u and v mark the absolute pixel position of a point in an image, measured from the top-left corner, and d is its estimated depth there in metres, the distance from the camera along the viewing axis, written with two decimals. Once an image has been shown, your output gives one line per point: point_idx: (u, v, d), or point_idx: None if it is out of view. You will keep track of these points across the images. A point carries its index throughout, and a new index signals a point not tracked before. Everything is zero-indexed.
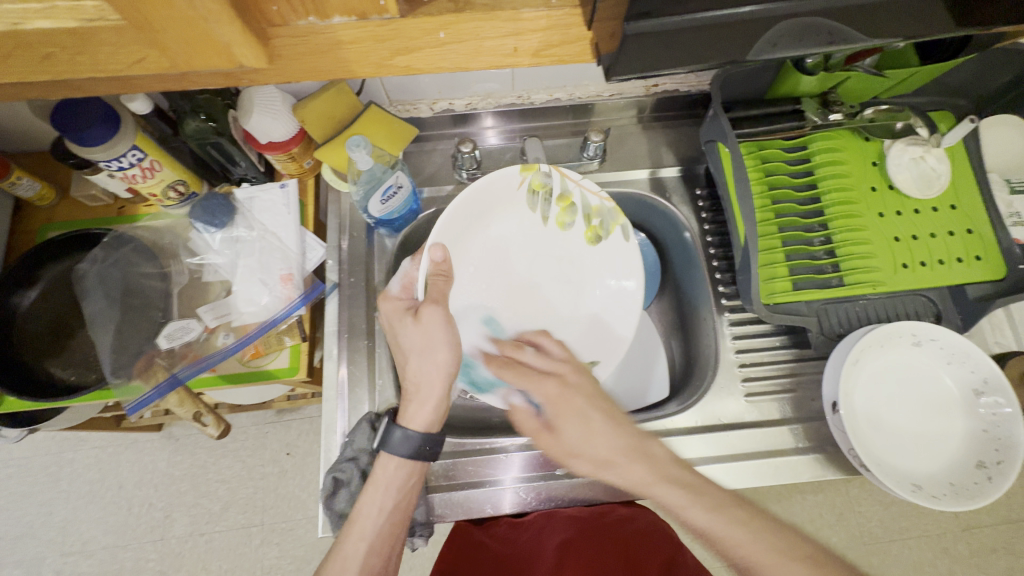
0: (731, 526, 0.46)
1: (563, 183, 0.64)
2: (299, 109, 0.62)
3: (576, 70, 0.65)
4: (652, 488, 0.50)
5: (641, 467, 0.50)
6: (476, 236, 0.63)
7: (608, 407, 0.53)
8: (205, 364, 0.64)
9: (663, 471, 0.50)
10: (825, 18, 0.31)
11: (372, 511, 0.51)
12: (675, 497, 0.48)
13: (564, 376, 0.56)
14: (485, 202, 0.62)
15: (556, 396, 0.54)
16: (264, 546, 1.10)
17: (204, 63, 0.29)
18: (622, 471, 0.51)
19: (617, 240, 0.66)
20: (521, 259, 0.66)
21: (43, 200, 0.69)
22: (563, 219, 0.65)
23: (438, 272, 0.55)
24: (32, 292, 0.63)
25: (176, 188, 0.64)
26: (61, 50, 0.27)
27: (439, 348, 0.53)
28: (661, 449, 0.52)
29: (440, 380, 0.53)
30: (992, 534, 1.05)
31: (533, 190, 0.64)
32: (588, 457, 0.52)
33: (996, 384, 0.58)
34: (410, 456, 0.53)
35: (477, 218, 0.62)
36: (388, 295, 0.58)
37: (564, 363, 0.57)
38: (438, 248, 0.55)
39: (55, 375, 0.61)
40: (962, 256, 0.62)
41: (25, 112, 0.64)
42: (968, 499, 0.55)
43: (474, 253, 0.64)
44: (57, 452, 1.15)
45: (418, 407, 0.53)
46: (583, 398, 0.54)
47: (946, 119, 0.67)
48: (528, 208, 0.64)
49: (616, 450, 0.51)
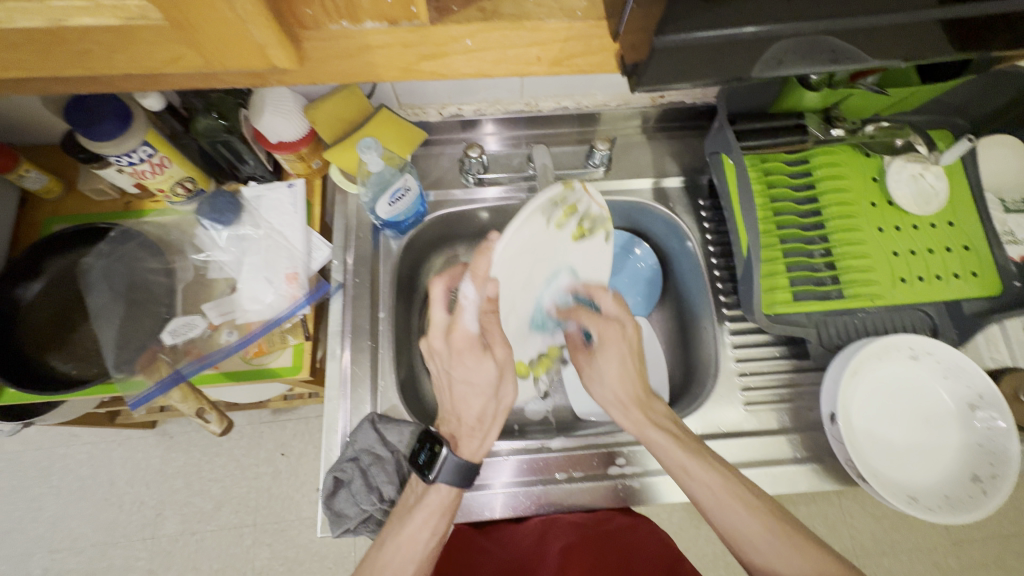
0: (699, 467, 0.54)
1: (581, 192, 0.57)
2: (310, 111, 0.63)
3: (584, 79, 0.66)
4: (644, 433, 0.58)
5: (639, 412, 0.60)
6: (501, 251, 0.51)
7: (638, 364, 0.63)
8: (209, 361, 0.64)
9: (652, 418, 0.60)
10: (835, 37, 0.31)
11: (424, 536, 0.53)
12: (661, 440, 0.57)
13: (625, 328, 0.63)
14: (520, 224, 0.51)
15: (610, 339, 0.63)
16: (256, 546, 1.09)
17: (236, 62, 0.29)
18: (626, 413, 0.61)
19: (597, 242, 0.63)
20: (528, 268, 0.57)
21: (49, 193, 0.69)
22: (563, 222, 0.57)
23: (490, 309, 0.53)
24: (36, 285, 0.63)
25: (184, 185, 0.65)
26: (100, 47, 0.28)
27: (509, 389, 0.57)
28: (660, 408, 0.61)
29: (501, 415, 0.57)
30: (982, 548, 1.06)
31: (552, 201, 0.54)
32: (608, 390, 0.63)
33: (991, 399, 0.58)
34: (462, 483, 0.55)
35: (510, 238, 0.51)
36: (459, 330, 0.51)
37: (625, 317, 0.63)
38: (492, 283, 0.51)
39: (57, 368, 0.61)
40: (959, 272, 0.63)
41: (36, 105, 0.64)
42: (963, 512, 0.56)
43: (505, 278, 0.54)
44: (48, 448, 1.14)
45: (479, 440, 0.56)
46: (627, 348, 0.63)
47: (944, 138, 0.68)
48: (542, 218, 0.54)
49: (626, 394, 0.62)
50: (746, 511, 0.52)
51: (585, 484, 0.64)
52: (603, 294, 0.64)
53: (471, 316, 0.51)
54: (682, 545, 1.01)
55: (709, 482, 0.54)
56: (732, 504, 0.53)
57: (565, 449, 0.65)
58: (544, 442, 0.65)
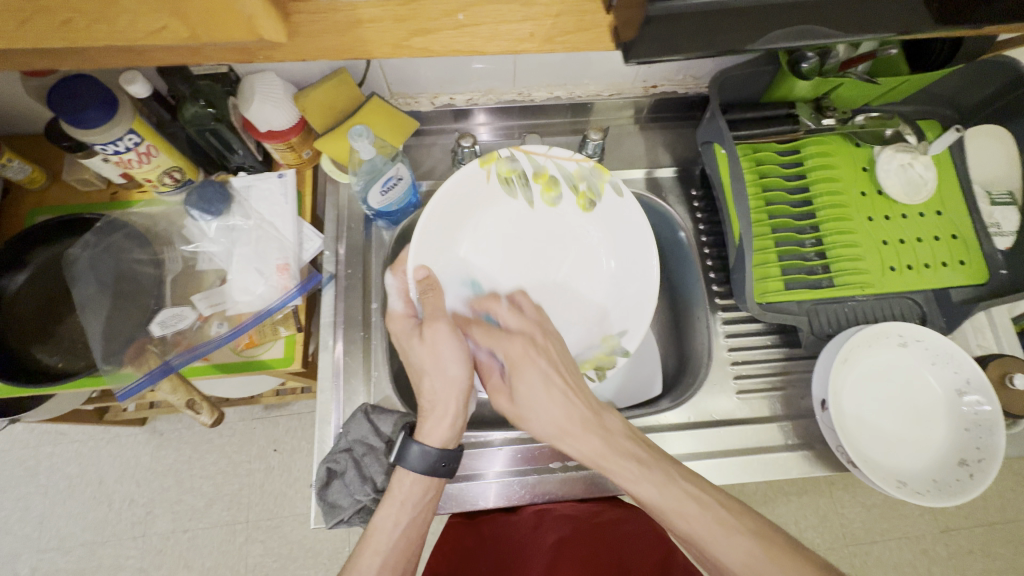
0: (672, 496, 0.50)
1: (532, 161, 0.63)
2: (300, 99, 0.61)
3: (577, 68, 0.66)
4: (602, 458, 0.53)
5: (592, 437, 0.53)
6: (464, 232, 0.63)
7: (570, 376, 0.55)
8: (198, 353, 0.64)
9: (611, 442, 0.53)
10: (820, 25, 0.32)
11: (388, 528, 0.52)
12: (627, 471, 0.52)
13: (533, 338, 0.56)
14: (458, 201, 0.61)
15: (520, 356, 0.55)
16: (248, 543, 1.08)
17: (224, 35, 0.29)
18: (576, 442, 0.54)
19: (611, 199, 0.64)
20: (518, 244, 0.65)
21: (33, 183, 0.68)
22: (547, 197, 0.65)
23: (427, 287, 0.55)
24: (21, 276, 0.62)
25: (173, 175, 0.64)
26: (82, 16, 0.27)
27: (451, 364, 0.53)
28: (614, 422, 0.55)
29: (455, 395, 0.54)
30: (969, 536, 1.08)
31: (506, 178, 0.63)
32: (541, 419, 0.54)
33: (977, 384, 0.59)
34: (426, 473, 0.53)
35: (458, 217, 0.62)
36: (392, 314, 0.58)
37: (532, 326, 0.57)
38: (422, 267, 0.57)
39: (42, 362, 0.60)
40: (947, 261, 0.64)
41: (19, 93, 0.63)
42: (951, 494, 0.57)
43: (471, 253, 0.63)
44: (35, 446, 1.12)
45: (434, 422, 0.54)
46: (545, 361, 0.55)
47: (932, 127, 0.69)
48: (508, 198, 0.64)
49: (565, 419, 0.54)
50: (730, 534, 0.48)
51: (579, 473, 0.63)
52: (496, 304, 0.59)
53: (397, 297, 0.58)
54: None
55: (688, 515, 0.49)
56: (713, 534, 0.48)
57: None
58: None
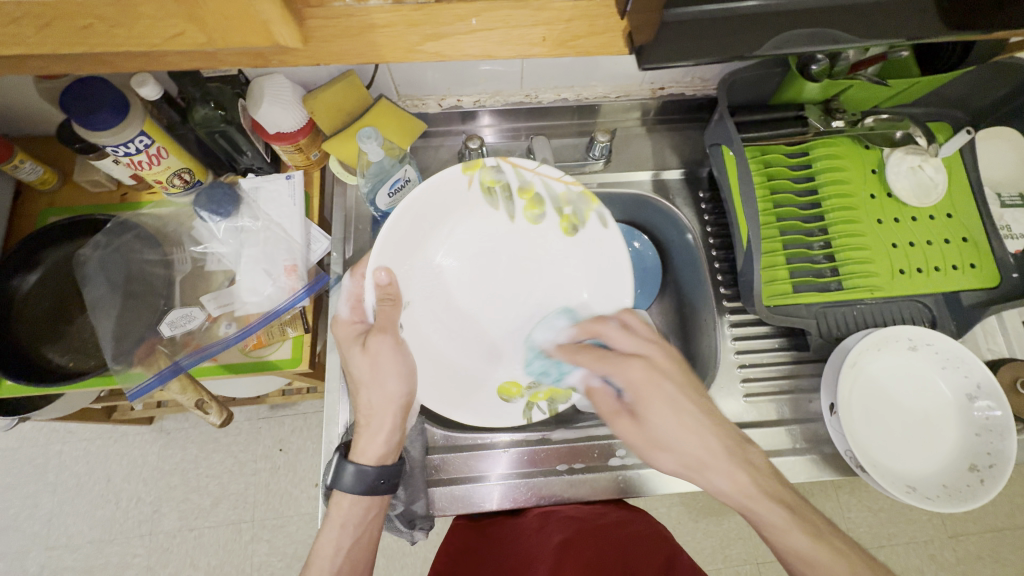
0: (824, 553, 0.46)
1: (520, 175, 0.61)
2: (309, 100, 0.61)
3: (585, 70, 0.65)
4: (748, 500, 0.49)
5: (738, 473, 0.50)
6: (433, 244, 0.62)
7: (698, 400, 0.53)
8: (207, 353, 0.64)
9: (757, 480, 0.50)
10: (836, 28, 0.32)
11: (328, 551, 0.52)
12: (773, 515, 0.48)
13: (652, 360, 0.54)
14: (433, 209, 0.60)
15: (640, 381, 0.53)
16: (254, 543, 1.09)
17: (239, 40, 0.29)
18: (719, 477, 0.50)
19: (595, 228, 0.62)
20: (488, 261, 0.64)
21: (44, 184, 0.68)
22: (529, 212, 0.63)
23: (386, 296, 0.55)
24: (32, 276, 0.63)
25: (182, 176, 0.64)
26: (102, 21, 0.27)
27: (390, 377, 0.54)
28: (758, 458, 0.51)
29: (393, 410, 0.54)
30: (978, 541, 1.07)
31: (487, 188, 0.62)
32: (679, 453, 0.52)
33: (988, 389, 0.59)
34: (364, 492, 0.52)
35: (429, 226, 0.60)
36: (340, 320, 0.58)
37: (651, 346, 0.55)
38: (382, 270, 0.55)
39: (53, 361, 0.61)
40: (957, 263, 0.63)
41: (32, 95, 0.63)
42: (961, 500, 0.57)
43: (438, 264, 0.62)
44: (44, 445, 1.13)
45: (369, 440, 0.54)
46: (671, 386, 0.53)
47: (943, 129, 0.68)
48: (488, 208, 0.62)
49: (700, 452, 0.51)
50: None
51: (586, 475, 0.63)
52: (605, 326, 0.58)
53: (346, 303, 0.58)
54: (681, 539, 1.09)
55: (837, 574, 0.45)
56: None
57: (566, 441, 0.65)
58: (544, 433, 0.65)
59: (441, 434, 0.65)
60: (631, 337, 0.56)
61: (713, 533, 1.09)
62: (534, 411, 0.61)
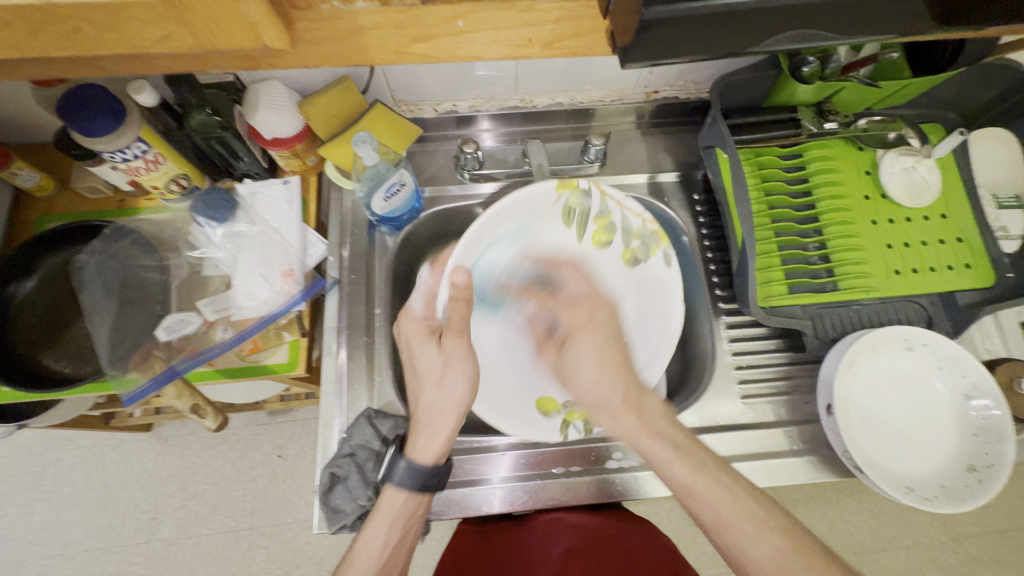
0: (704, 483, 0.50)
1: (603, 202, 0.65)
2: (306, 106, 0.62)
3: (579, 74, 0.66)
4: (636, 440, 0.54)
5: (631, 418, 0.55)
6: (508, 249, 0.65)
7: (619, 351, 0.60)
8: (203, 357, 0.64)
9: (649, 421, 0.54)
10: (822, 27, 0.32)
11: (376, 545, 0.51)
12: (661, 452, 0.52)
13: (596, 312, 0.62)
14: (519, 218, 0.64)
15: (580, 326, 0.61)
16: (252, 550, 1.08)
17: (228, 42, 0.30)
18: (613, 415, 0.56)
19: (656, 265, 0.66)
20: (557, 273, 0.66)
21: (42, 191, 0.69)
22: (597, 238, 0.67)
23: (457, 296, 0.54)
24: (29, 282, 0.63)
25: (178, 182, 0.65)
26: (92, 25, 0.28)
27: (457, 381, 0.55)
28: (653, 405, 0.56)
29: (453, 413, 0.55)
30: (980, 544, 1.06)
31: (569, 208, 0.65)
32: (582, 384, 0.58)
33: (986, 389, 0.59)
34: (417, 490, 0.53)
35: (510, 232, 0.64)
36: (410, 314, 0.59)
37: (590, 300, 0.63)
38: (457, 271, 0.58)
39: (49, 367, 0.61)
40: (952, 264, 0.63)
41: (29, 103, 0.64)
42: (959, 501, 0.56)
43: (505, 271, 0.65)
44: (42, 452, 1.13)
45: (428, 437, 0.54)
46: (602, 336, 0.60)
47: (936, 131, 0.68)
48: (564, 225, 0.66)
49: (602, 390, 0.57)
50: (758, 530, 0.47)
51: (585, 477, 0.63)
52: (566, 269, 0.66)
53: (420, 298, 0.60)
54: (681, 544, 1.08)
55: (716, 501, 0.49)
56: (741, 524, 0.48)
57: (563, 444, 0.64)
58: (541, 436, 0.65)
59: None
60: (582, 279, 0.65)
61: None
62: (570, 429, 0.63)
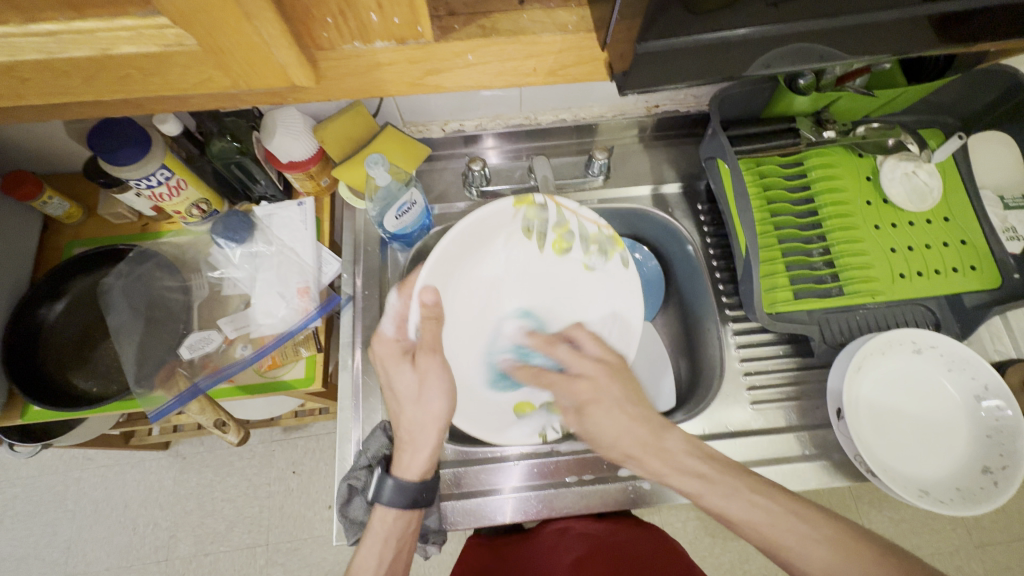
0: (744, 504, 0.51)
1: (560, 213, 0.64)
2: (319, 131, 0.65)
3: (581, 91, 0.68)
4: (667, 478, 0.55)
5: (654, 460, 0.56)
6: (463, 269, 0.64)
7: (642, 402, 0.59)
8: (224, 374, 0.66)
9: (673, 461, 0.55)
10: (815, 46, 0.34)
11: (371, 564, 0.54)
12: (691, 486, 0.53)
13: (597, 377, 0.60)
14: (478, 233, 0.62)
15: (588, 397, 0.59)
16: (269, 567, 1.09)
17: (259, 81, 0.32)
18: (640, 462, 0.56)
19: (614, 267, 0.67)
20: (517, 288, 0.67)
21: (70, 218, 0.72)
22: (556, 246, 0.66)
23: (429, 315, 0.56)
24: (59, 305, 0.66)
25: (199, 206, 0.67)
26: (139, 72, 0.30)
27: (434, 397, 0.55)
28: (675, 443, 0.56)
29: (434, 429, 0.55)
30: (1005, 551, 1.04)
31: (528, 222, 0.64)
32: (608, 448, 0.58)
33: (996, 390, 0.59)
34: (407, 507, 0.54)
35: (469, 248, 0.63)
36: (381, 336, 0.58)
37: (596, 366, 0.61)
38: (428, 290, 0.57)
39: (78, 386, 0.63)
40: (957, 266, 0.63)
41: (60, 135, 0.67)
42: (975, 503, 0.56)
43: (464, 290, 0.64)
44: (63, 472, 1.15)
45: (411, 454, 0.55)
46: (611, 398, 0.59)
47: (935, 137, 0.70)
48: (520, 237, 0.65)
49: (630, 442, 0.57)
50: (803, 541, 0.48)
51: (596, 486, 0.63)
52: (556, 348, 0.64)
53: (390, 320, 0.59)
54: (698, 555, 1.07)
55: (756, 523, 0.50)
56: (787, 542, 0.48)
57: (575, 453, 0.65)
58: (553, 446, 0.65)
59: (452, 448, 0.66)
60: (577, 356, 0.62)
61: (732, 548, 1.07)
62: (547, 430, 0.64)
